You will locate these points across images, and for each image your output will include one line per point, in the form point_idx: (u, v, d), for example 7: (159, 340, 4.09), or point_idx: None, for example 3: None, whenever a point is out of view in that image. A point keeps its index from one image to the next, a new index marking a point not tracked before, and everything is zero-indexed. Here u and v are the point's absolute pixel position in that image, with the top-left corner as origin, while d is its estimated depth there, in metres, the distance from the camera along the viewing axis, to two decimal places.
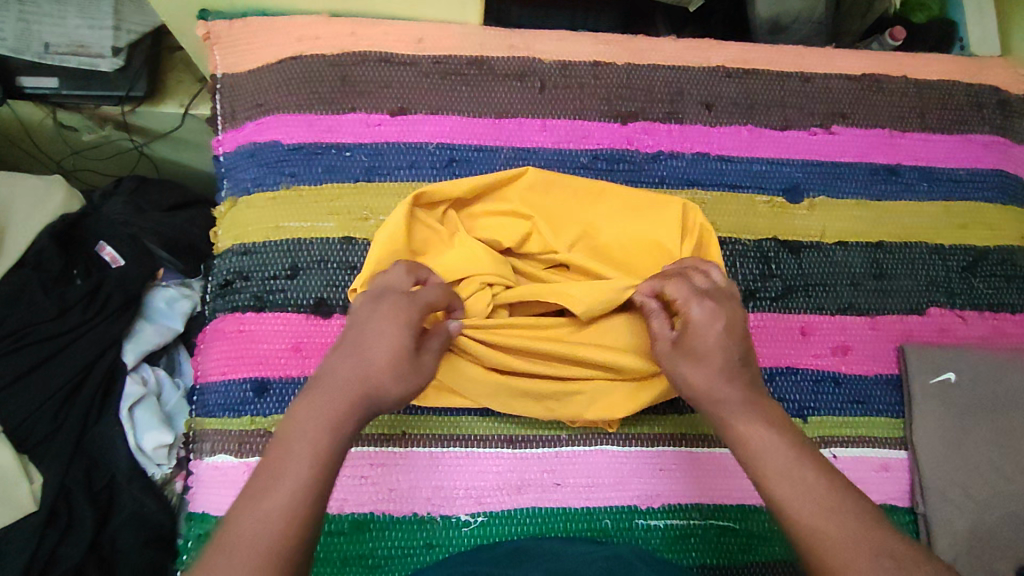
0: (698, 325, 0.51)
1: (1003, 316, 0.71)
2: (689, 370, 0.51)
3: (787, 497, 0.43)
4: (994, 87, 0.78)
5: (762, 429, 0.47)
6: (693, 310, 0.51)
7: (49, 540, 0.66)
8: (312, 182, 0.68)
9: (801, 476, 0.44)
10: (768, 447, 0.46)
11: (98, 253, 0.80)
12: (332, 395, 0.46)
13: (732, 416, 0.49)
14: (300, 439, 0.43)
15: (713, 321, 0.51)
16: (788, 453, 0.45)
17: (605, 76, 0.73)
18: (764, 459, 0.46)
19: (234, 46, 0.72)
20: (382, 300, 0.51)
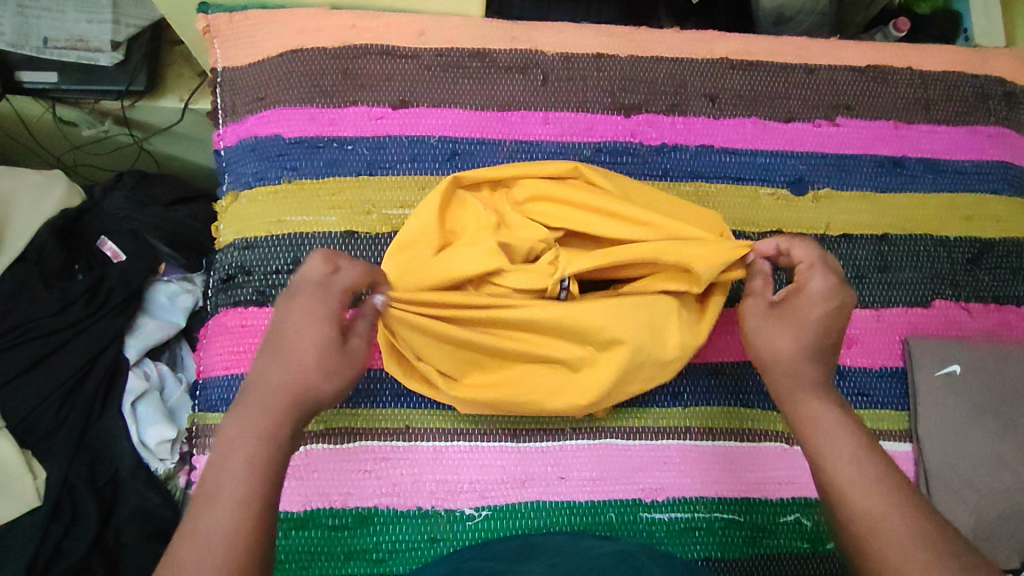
0: (814, 293, 0.52)
1: (1008, 308, 0.71)
2: (782, 330, 0.52)
3: (848, 477, 0.44)
4: (1001, 78, 0.78)
5: (831, 412, 0.48)
6: (814, 281, 0.53)
7: (53, 535, 0.66)
8: (314, 176, 0.68)
9: (867, 459, 0.44)
10: (836, 429, 0.46)
11: (100, 249, 0.79)
12: (265, 401, 0.44)
13: (802, 394, 0.49)
14: (235, 450, 0.42)
15: (830, 295, 0.52)
16: (853, 437, 0.46)
17: (608, 68, 0.73)
18: (829, 439, 0.46)
19: (234, 38, 0.72)
20: (296, 297, 0.49)
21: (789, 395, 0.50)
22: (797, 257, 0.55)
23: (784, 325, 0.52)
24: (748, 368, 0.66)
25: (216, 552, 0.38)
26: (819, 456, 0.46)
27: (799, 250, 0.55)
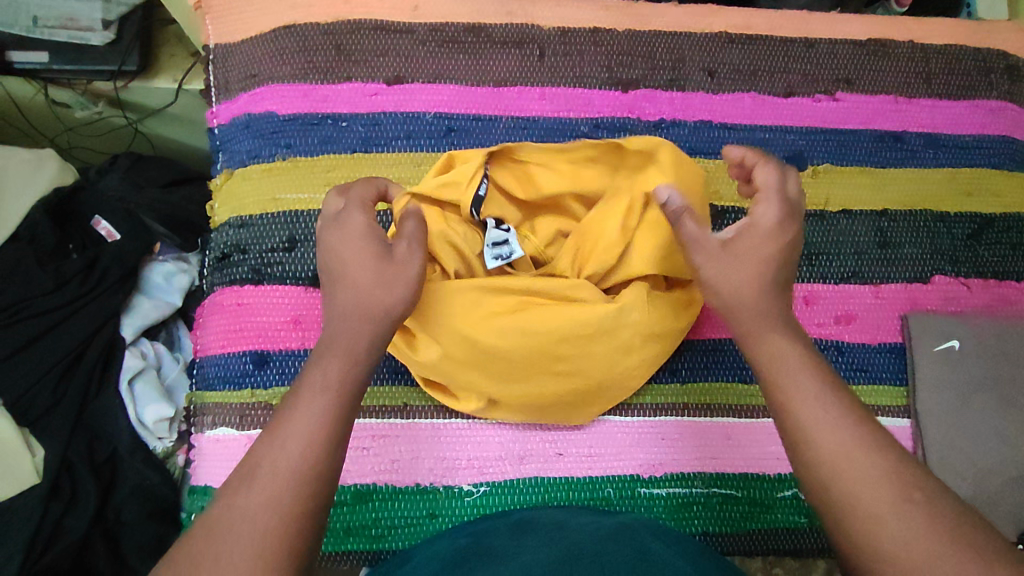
0: (763, 224, 0.49)
1: (1009, 284, 0.70)
2: (732, 275, 0.48)
3: (820, 418, 0.42)
4: (1002, 51, 0.77)
5: (795, 352, 0.46)
6: (764, 211, 0.50)
7: (53, 513, 0.66)
8: (309, 153, 0.67)
9: (832, 402, 0.43)
10: (800, 368, 0.45)
11: (94, 227, 0.79)
12: (335, 338, 0.46)
13: (770, 333, 0.47)
14: (311, 386, 0.44)
15: (782, 225, 0.50)
16: (816, 377, 0.44)
17: (606, 42, 0.72)
18: (794, 378, 0.44)
19: (226, 14, 0.71)
20: (333, 228, 0.51)
21: (753, 332, 0.47)
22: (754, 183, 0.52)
23: (740, 260, 0.48)
24: None
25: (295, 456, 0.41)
26: (784, 396, 0.44)
27: (761, 173, 0.51)
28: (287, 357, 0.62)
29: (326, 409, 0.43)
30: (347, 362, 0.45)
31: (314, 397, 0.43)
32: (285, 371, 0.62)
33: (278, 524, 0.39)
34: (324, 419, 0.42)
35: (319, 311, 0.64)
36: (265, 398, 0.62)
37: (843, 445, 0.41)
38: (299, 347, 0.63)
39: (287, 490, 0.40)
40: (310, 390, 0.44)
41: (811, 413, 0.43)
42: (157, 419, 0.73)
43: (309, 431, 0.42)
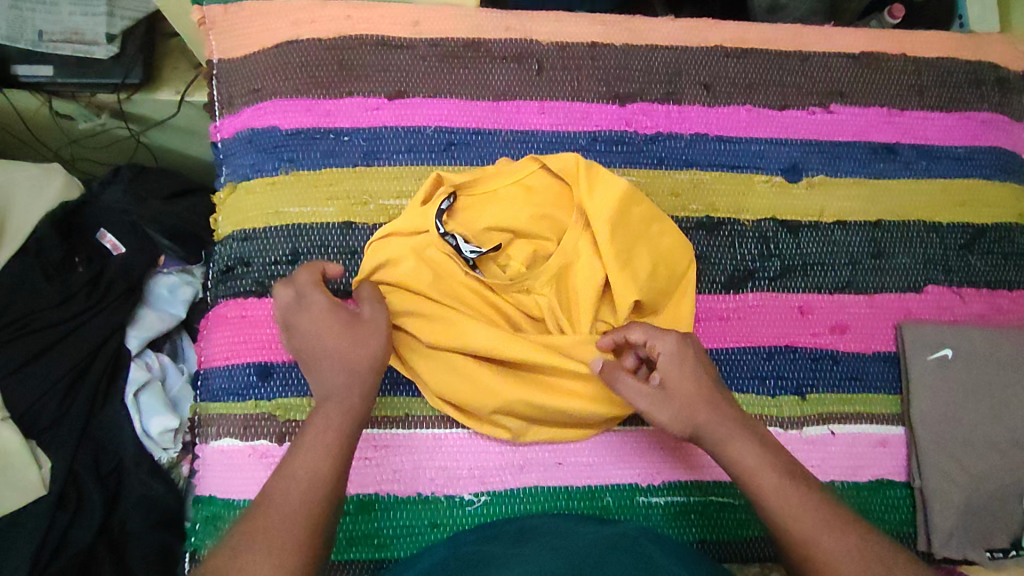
0: (671, 357, 0.55)
1: (1001, 293, 0.72)
2: (674, 409, 0.54)
3: (790, 506, 0.47)
4: (993, 63, 0.78)
5: (753, 448, 0.50)
6: (663, 344, 0.56)
7: (59, 523, 0.67)
8: (311, 167, 0.68)
9: (794, 490, 0.47)
10: (761, 464, 0.50)
11: (99, 241, 0.79)
12: (336, 397, 0.51)
13: (729, 436, 0.51)
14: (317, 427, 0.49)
15: (680, 353, 0.55)
16: (777, 468, 0.49)
17: (603, 57, 0.73)
18: (759, 474, 0.49)
19: (230, 30, 0.72)
20: (297, 316, 0.54)
21: (717, 441, 0.52)
22: (635, 339, 0.57)
23: (671, 398, 0.54)
24: (744, 352, 0.66)
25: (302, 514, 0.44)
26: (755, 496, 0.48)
27: (637, 331, 0.57)
28: (291, 369, 0.63)
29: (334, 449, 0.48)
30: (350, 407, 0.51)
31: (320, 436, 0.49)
32: (290, 383, 0.63)
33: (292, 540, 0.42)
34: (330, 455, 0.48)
35: None
36: (270, 410, 0.63)
37: (811, 525, 0.45)
38: None
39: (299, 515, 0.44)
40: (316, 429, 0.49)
41: (779, 502, 0.47)
42: (162, 429, 0.74)
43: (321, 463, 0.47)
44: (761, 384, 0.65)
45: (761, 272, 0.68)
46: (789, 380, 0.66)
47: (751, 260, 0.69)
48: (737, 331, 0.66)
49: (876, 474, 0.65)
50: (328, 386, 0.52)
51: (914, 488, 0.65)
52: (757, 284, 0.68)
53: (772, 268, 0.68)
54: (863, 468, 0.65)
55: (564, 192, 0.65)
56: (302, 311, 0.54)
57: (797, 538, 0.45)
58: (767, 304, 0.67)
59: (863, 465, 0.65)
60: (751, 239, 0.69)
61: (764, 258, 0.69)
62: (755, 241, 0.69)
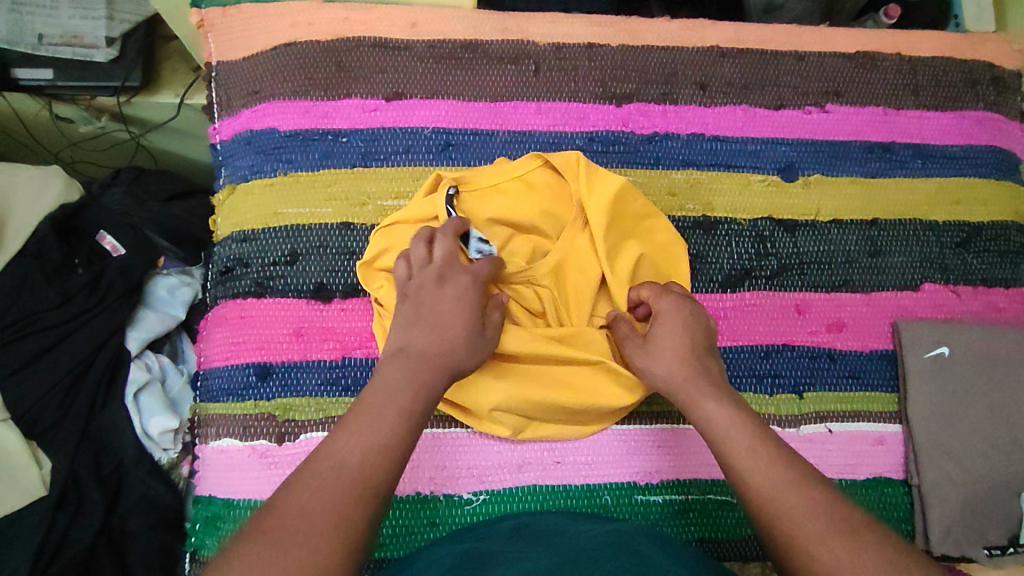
0: (667, 316, 0.57)
1: (997, 291, 0.72)
2: (654, 361, 0.55)
3: (756, 465, 0.46)
4: (989, 62, 0.78)
5: (724, 410, 0.50)
6: (662, 303, 0.58)
7: (60, 523, 0.67)
8: (310, 169, 0.68)
9: (765, 452, 0.46)
10: (731, 425, 0.49)
11: (100, 242, 0.80)
12: (422, 367, 0.49)
13: (703, 399, 0.52)
14: (387, 392, 0.48)
15: (679, 310, 0.58)
16: (749, 431, 0.48)
17: (599, 58, 0.73)
18: (729, 434, 0.48)
19: (228, 33, 0.72)
20: (445, 288, 0.54)
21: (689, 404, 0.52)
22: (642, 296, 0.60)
23: (660, 349, 0.56)
24: (742, 351, 0.66)
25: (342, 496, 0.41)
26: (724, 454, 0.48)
27: (645, 289, 0.60)
28: (290, 369, 0.64)
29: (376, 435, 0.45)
30: (413, 381, 0.49)
31: (379, 402, 0.47)
32: (289, 383, 0.63)
33: (328, 514, 0.40)
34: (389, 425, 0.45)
35: (321, 322, 0.65)
36: (269, 410, 0.63)
37: (782, 490, 0.44)
38: (301, 359, 0.64)
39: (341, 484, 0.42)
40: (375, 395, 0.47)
41: (748, 463, 0.46)
42: (162, 430, 0.74)
43: (376, 432, 0.45)
44: (759, 382, 0.66)
45: (757, 271, 0.69)
46: (786, 378, 0.66)
47: (748, 259, 0.69)
48: (735, 329, 0.67)
49: (874, 472, 0.65)
50: (421, 352, 0.51)
51: (912, 485, 0.65)
52: (753, 282, 0.68)
53: (768, 267, 0.69)
54: (861, 465, 0.65)
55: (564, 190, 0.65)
56: (454, 287, 0.54)
57: (765, 499, 0.44)
58: (764, 303, 0.68)
59: (861, 463, 0.65)
60: (748, 238, 0.70)
61: (760, 257, 0.69)
62: (752, 241, 0.70)
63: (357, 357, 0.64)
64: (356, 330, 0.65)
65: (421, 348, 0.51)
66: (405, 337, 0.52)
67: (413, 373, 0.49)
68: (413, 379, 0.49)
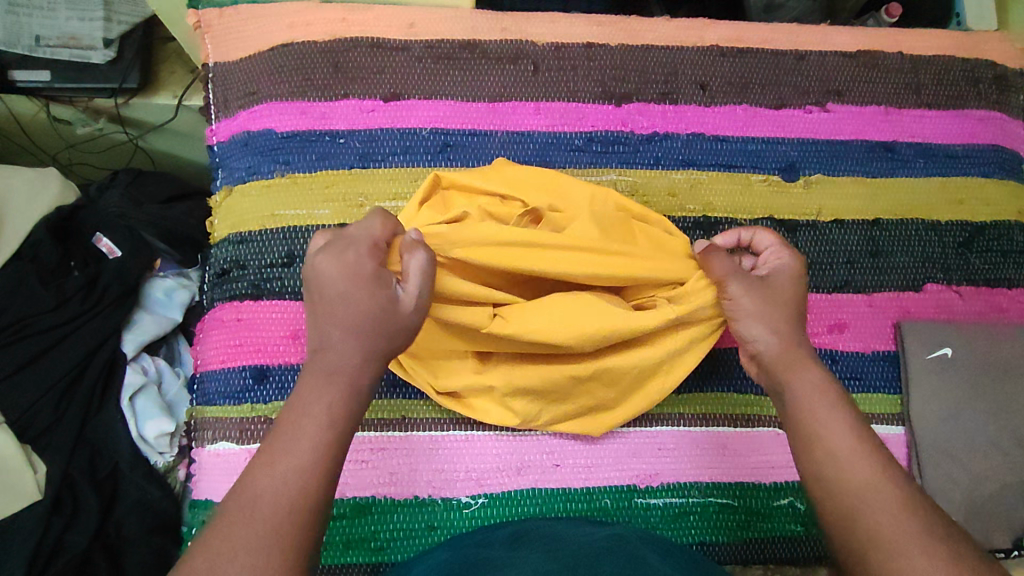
0: (784, 276, 0.56)
1: (1000, 291, 0.71)
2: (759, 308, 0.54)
3: (842, 445, 0.45)
4: (991, 61, 0.78)
5: (822, 380, 0.49)
6: (779, 263, 0.57)
7: (55, 528, 0.66)
8: (307, 169, 0.68)
9: (860, 433, 0.45)
10: (828, 399, 0.48)
11: (95, 244, 0.79)
12: (342, 359, 0.45)
13: (799, 365, 0.51)
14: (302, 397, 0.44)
15: (798, 270, 0.57)
16: (843, 410, 0.47)
17: (598, 57, 0.73)
18: (821, 406, 0.47)
19: (225, 34, 0.72)
20: (327, 257, 0.47)
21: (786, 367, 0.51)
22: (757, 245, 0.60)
23: (767, 299, 0.54)
24: None
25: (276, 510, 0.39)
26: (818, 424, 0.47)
27: (760, 239, 0.59)
28: (287, 372, 0.63)
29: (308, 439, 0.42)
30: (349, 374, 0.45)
31: (305, 415, 0.43)
32: (285, 386, 0.63)
33: (269, 538, 0.38)
34: (319, 439, 0.42)
35: None
36: (265, 413, 0.62)
37: (871, 473, 0.43)
38: (298, 361, 0.63)
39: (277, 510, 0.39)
40: (298, 406, 0.44)
41: (842, 440, 0.45)
42: (158, 433, 0.74)
43: (301, 450, 0.42)
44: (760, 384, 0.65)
45: None
46: None
47: None
48: None
49: None
50: (337, 341, 0.45)
51: None
52: None
53: None
54: None
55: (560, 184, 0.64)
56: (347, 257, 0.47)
57: (851, 478, 0.43)
58: None
59: None
60: None
61: None
62: None
63: None
64: None
65: (334, 336, 0.45)
66: (316, 330, 0.46)
67: (333, 370, 0.45)
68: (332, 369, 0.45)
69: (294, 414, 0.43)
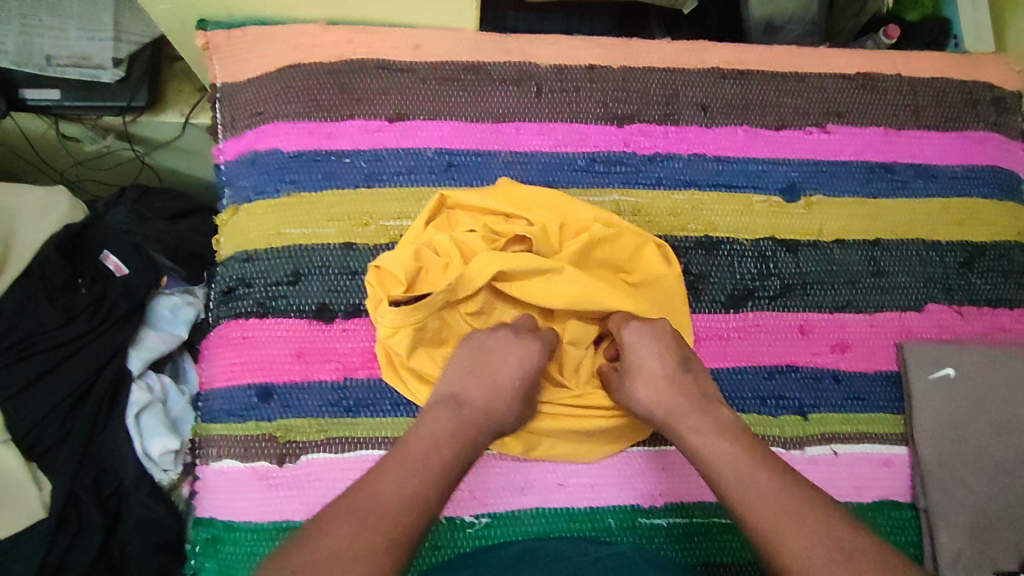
0: (632, 347, 0.57)
1: (1002, 311, 0.71)
2: (640, 390, 0.55)
3: (744, 498, 0.44)
4: (989, 83, 0.79)
5: (710, 437, 0.50)
6: (626, 334, 0.58)
7: (59, 546, 0.67)
8: (313, 189, 0.69)
9: (755, 481, 0.45)
10: (720, 452, 0.48)
11: (102, 263, 0.80)
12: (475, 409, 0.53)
13: (688, 429, 0.51)
14: (437, 425, 0.50)
15: (643, 335, 0.57)
16: (739, 458, 0.47)
17: (601, 79, 0.74)
18: (717, 463, 0.48)
19: (234, 55, 0.73)
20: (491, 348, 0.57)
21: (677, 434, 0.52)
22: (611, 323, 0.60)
23: (634, 386, 0.56)
24: (744, 372, 0.66)
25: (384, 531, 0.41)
26: (719, 484, 0.46)
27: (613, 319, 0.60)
28: (292, 391, 0.63)
29: (416, 470, 0.45)
30: (455, 434, 0.49)
31: (426, 440, 0.48)
32: (290, 405, 0.63)
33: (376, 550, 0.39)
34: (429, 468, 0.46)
35: (323, 343, 0.65)
36: (270, 431, 0.62)
37: (776, 519, 0.42)
38: (303, 380, 0.64)
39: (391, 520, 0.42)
40: (420, 433, 0.49)
41: (744, 496, 0.45)
42: (163, 451, 0.73)
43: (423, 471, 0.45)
44: (762, 404, 0.65)
45: (760, 291, 0.68)
46: (791, 400, 0.66)
47: (751, 279, 0.69)
48: (738, 350, 0.66)
49: (879, 495, 0.64)
50: (476, 394, 0.54)
51: (919, 509, 0.64)
52: (757, 302, 0.68)
53: (771, 287, 0.69)
54: (866, 488, 0.64)
55: (561, 198, 0.65)
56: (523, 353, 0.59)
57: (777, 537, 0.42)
58: (767, 323, 0.67)
59: (866, 486, 0.64)
60: (751, 258, 0.69)
61: (763, 277, 0.69)
62: (754, 260, 0.69)
63: (359, 379, 0.64)
64: (359, 350, 0.65)
65: (473, 391, 0.54)
66: (458, 383, 0.55)
67: (466, 413, 0.52)
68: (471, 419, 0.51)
69: (414, 439, 0.48)
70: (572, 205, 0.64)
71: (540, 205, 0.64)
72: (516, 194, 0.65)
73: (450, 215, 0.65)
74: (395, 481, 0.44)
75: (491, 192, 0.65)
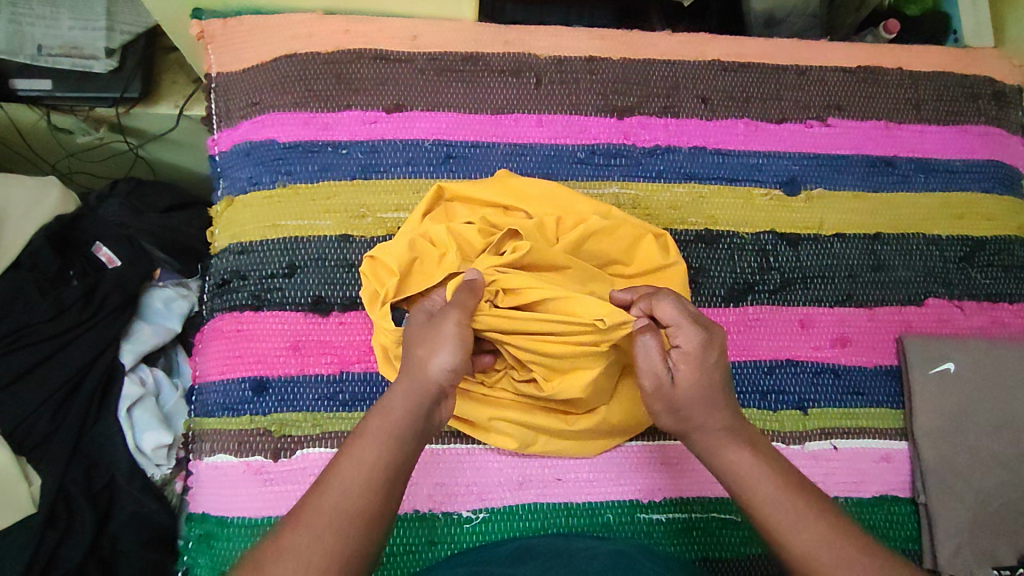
0: (689, 355, 0.49)
1: (1001, 306, 0.71)
2: (690, 408, 0.49)
3: (780, 522, 0.44)
4: (989, 77, 0.78)
5: (746, 457, 0.47)
6: (684, 339, 0.49)
7: (48, 541, 0.66)
8: (309, 180, 0.68)
9: (792, 505, 0.45)
10: (755, 474, 0.47)
11: (95, 254, 0.80)
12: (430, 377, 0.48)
13: (722, 445, 0.48)
14: (390, 408, 0.47)
15: (705, 347, 0.49)
16: (776, 480, 0.46)
17: (601, 71, 0.73)
18: (754, 485, 0.46)
19: (228, 44, 0.72)
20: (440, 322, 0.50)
21: (708, 448, 0.49)
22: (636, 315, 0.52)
23: (684, 397, 0.49)
24: (745, 366, 0.65)
25: (350, 521, 0.42)
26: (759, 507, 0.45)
27: (660, 308, 0.50)
28: (286, 383, 0.63)
29: (376, 447, 0.45)
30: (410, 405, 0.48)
31: (385, 420, 0.47)
32: (286, 399, 0.62)
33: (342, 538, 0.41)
34: (383, 448, 0.45)
35: (319, 336, 0.64)
36: (264, 425, 0.62)
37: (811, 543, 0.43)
38: (299, 373, 0.63)
39: (346, 528, 0.41)
40: (381, 413, 0.47)
41: (780, 518, 0.45)
42: (156, 445, 0.73)
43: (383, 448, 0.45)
44: (762, 399, 0.65)
45: (760, 284, 0.68)
46: (792, 394, 0.65)
47: (751, 273, 0.68)
48: (739, 345, 0.66)
49: (879, 490, 0.64)
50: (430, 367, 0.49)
51: (918, 504, 0.64)
52: (757, 296, 0.68)
53: (772, 281, 0.68)
54: (866, 483, 0.64)
55: (559, 189, 0.64)
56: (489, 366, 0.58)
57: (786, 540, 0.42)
58: (767, 317, 0.67)
59: (866, 481, 0.64)
60: (751, 252, 0.69)
61: (763, 270, 0.68)
62: (754, 254, 0.69)
63: (355, 372, 0.63)
64: (354, 344, 0.64)
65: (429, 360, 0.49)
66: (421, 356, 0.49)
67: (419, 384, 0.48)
68: (422, 391, 0.48)
69: (376, 420, 0.47)
70: (571, 197, 0.64)
71: (538, 196, 0.64)
72: (515, 185, 0.64)
73: (451, 206, 0.64)
74: (358, 462, 0.44)
75: (487, 182, 0.64)
